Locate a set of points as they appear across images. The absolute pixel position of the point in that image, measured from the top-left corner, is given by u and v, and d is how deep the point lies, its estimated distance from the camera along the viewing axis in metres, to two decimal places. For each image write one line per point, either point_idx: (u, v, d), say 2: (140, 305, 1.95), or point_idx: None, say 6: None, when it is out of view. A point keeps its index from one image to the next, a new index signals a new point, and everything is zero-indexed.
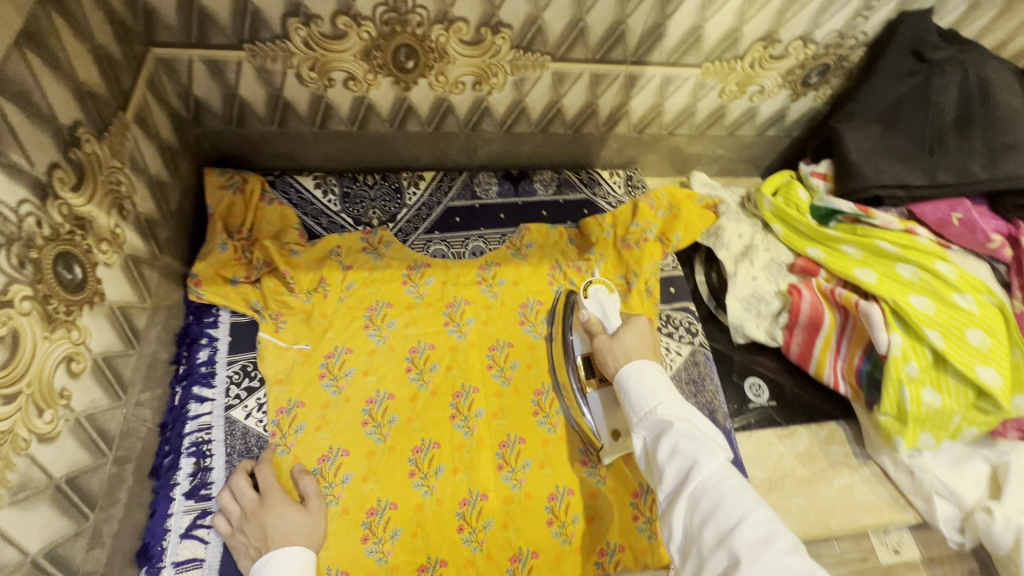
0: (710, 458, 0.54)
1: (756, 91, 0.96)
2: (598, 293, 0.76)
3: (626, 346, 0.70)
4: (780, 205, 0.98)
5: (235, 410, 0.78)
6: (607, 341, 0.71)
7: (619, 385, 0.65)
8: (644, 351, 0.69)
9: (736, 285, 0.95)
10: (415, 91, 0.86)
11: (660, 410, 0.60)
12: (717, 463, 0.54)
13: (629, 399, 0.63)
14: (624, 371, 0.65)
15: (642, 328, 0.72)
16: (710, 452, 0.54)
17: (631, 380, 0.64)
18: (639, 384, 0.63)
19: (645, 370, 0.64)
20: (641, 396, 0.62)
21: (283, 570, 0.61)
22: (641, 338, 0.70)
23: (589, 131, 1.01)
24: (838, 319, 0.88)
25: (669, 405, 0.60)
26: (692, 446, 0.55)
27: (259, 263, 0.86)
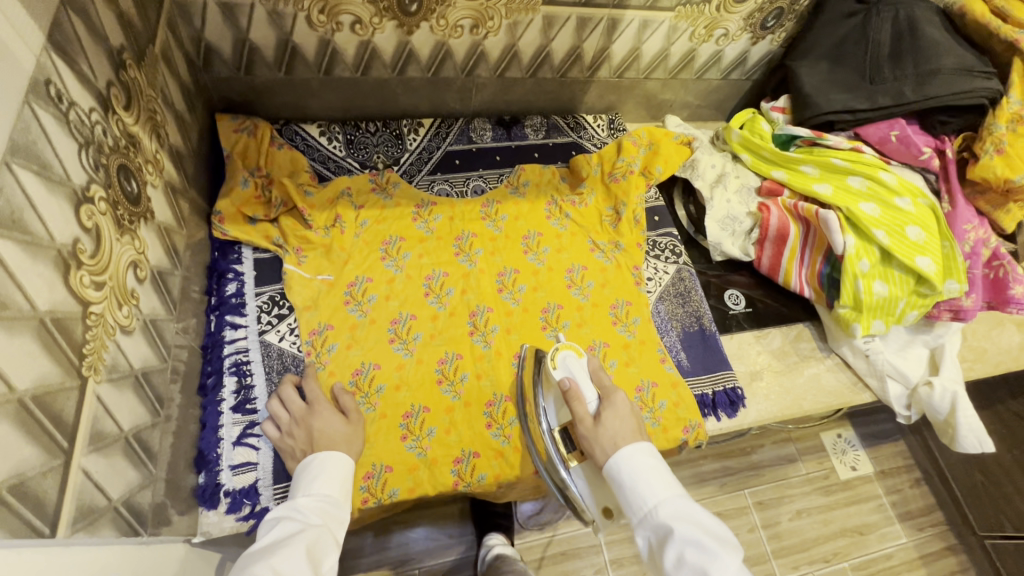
0: (720, 568, 0.52)
1: (722, 35, 1.08)
2: (568, 360, 0.77)
3: (608, 421, 0.68)
4: (747, 136, 1.09)
5: (268, 334, 0.84)
6: (588, 424, 0.69)
7: (612, 478, 0.64)
8: (636, 436, 0.66)
9: (714, 208, 1.06)
10: (417, 35, 0.92)
11: (660, 512, 0.59)
12: (729, 568, 0.52)
13: (625, 494, 0.62)
14: (615, 460, 0.64)
15: (621, 407, 0.70)
16: (719, 562, 0.52)
17: (625, 473, 0.63)
18: (634, 481, 0.62)
19: (639, 453, 0.64)
20: (638, 494, 0.61)
21: (326, 468, 0.68)
22: (621, 413, 0.69)
23: (574, 77, 1.10)
24: (802, 231, 1.01)
25: (668, 504, 0.59)
26: (699, 558, 0.53)
27: (277, 202, 0.92)
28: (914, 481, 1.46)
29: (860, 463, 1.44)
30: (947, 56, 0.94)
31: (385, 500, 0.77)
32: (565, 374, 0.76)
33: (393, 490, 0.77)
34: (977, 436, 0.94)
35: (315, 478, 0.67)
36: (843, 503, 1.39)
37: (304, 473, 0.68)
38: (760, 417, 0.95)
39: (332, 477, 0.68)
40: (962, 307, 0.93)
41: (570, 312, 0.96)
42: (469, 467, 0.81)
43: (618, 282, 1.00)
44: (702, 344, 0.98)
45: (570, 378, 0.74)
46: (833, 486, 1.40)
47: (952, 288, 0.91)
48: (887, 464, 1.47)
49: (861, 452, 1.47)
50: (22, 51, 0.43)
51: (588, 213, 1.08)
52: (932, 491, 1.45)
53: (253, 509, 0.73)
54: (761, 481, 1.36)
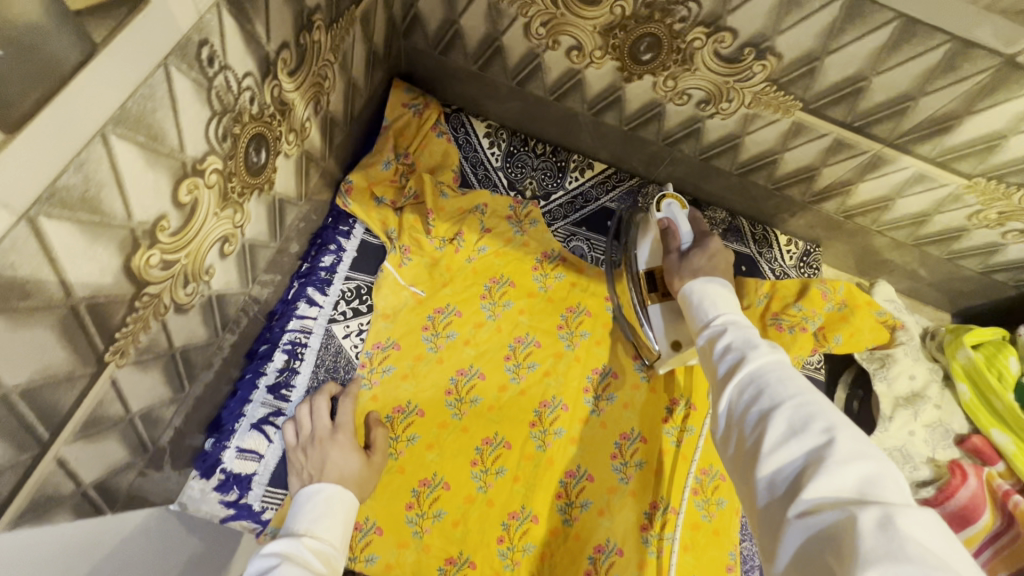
0: (763, 352, 0.48)
1: (1015, 230, 0.79)
2: (672, 206, 0.77)
3: (696, 257, 0.67)
4: (979, 365, 0.81)
5: (336, 325, 0.77)
6: (676, 261, 0.69)
7: (684, 302, 0.63)
8: (716, 272, 0.65)
9: (888, 430, 0.80)
10: (634, 85, 0.77)
11: (720, 319, 0.56)
12: (773, 357, 0.47)
13: (693, 310, 0.61)
14: (688, 286, 0.64)
15: (712, 247, 0.68)
16: (764, 349, 0.48)
17: (694, 296, 0.62)
18: (702, 299, 0.60)
19: (711, 285, 0.62)
20: (705, 308, 0.59)
21: (333, 510, 0.57)
22: (710, 254, 0.67)
23: (789, 194, 0.88)
24: (996, 527, 0.73)
25: (731, 315, 0.56)
26: (744, 344, 0.50)
27: (409, 193, 0.84)
28: None
29: None
30: None
31: (359, 562, 0.67)
32: (665, 215, 0.76)
33: (371, 556, 0.67)
34: None
35: (317, 520, 0.55)
36: None
37: (309, 506, 0.56)
38: None
39: (337, 522, 0.56)
40: None
41: (650, 451, 0.79)
42: (457, 575, 0.68)
43: None
44: None
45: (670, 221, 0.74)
46: None
47: None
48: None
49: None
50: (184, 9, 0.36)
51: None
52: None
53: (238, 499, 0.67)
54: None
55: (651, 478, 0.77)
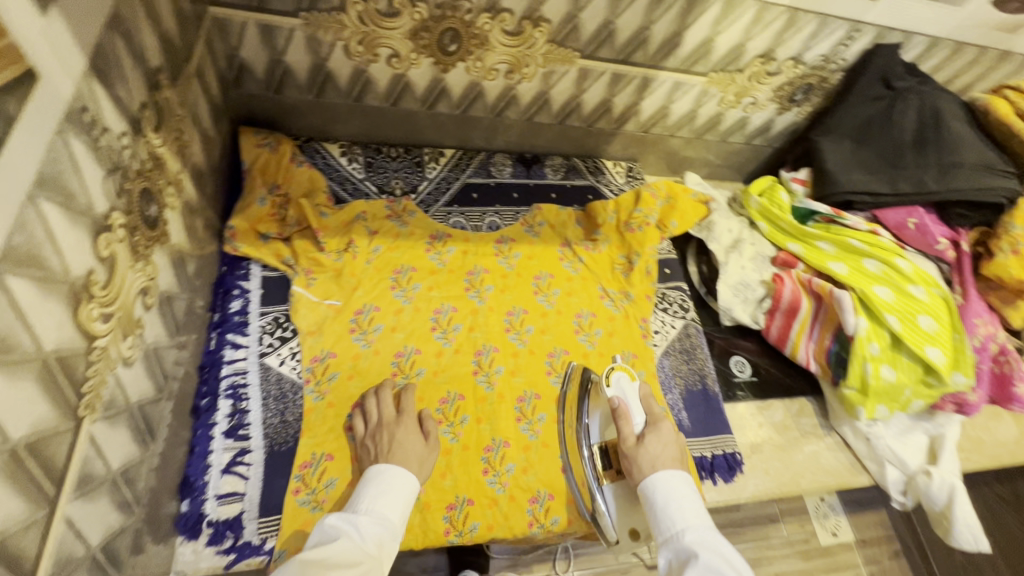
0: None
1: (750, 103, 1.09)
2: (620, 380, 0.83)
3: (651, 444, 0.75)
4: (766, 205, 1.10)
5: (269, 357, 0.81)
6: (632, 444, 0.76)
7: (647, 502, 0.71)
8: (674, 462, 0.73)
9: (728, 272, 1.06)
10: (452, 74, 0.92)
11: (683, 535, 0.65)
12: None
13: (656, 516, 0.69)
14: (651, 482, 0.71)
15: (665, 433, 0.76)
16: None
17: (659, 497, 0.69)
18: (666, 504, 0.68)
19: (676, 483, 0.70)
20: (668, 517, 0.67)
21: (392, 490, 0.68)
22: (663, 436, 0.76)
23: (600, 127, 1.10)
24: (813, 306, 1.00)
25: (694, 531, 0.65)
26: None
27: (292, 221, 0.89)
28: (894, 554, 1.36)
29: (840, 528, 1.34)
30: (970, 151, 0.96)
31: None
32: (616, 394, 0.82)
33: None
34: (973, 533, 0.91)
35: (378, 496, 0.67)
36: (822, 569, 1.29)
37: (375, 483, 0.68)
38: (757, 492, 0.93)
39: (395, 500, 0.68)
40: (967, 401, 0.93)
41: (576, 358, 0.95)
42: (461, 515, 0.78)
43: (625, 333, 0.99)
44: (704, 405, 0.97)
45: (620, 399, 0.81)
46: (811, 551, 1.30)
47: (960, 381, 0.91)
48: (868, 533, 1.37)
49: (842, 517, 1.36)
50: (63, 79, 0.42)
51: (600, 259, 1.07)
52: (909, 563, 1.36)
53: (235, 542, 0.69)
54: (741, 538, 1.31)
55: None
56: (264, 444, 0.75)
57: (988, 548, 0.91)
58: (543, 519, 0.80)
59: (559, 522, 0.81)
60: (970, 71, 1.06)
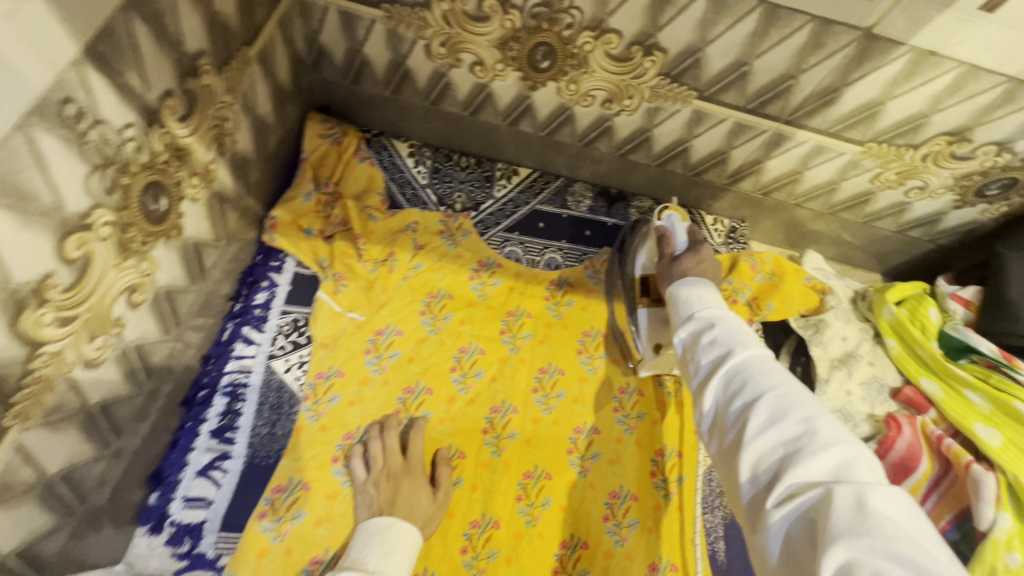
0: (746, 347, 0.50)
1: (916, 187, 0.84)
2: (672, 217, 0.80)
3: (686, 261, 0.70)
4: (903, 319, 0.85)
5: (276, 360, 0.77)
6: (668, 265, 0.72)
7: (671, 296, 0.64)
8: (707, 275, 0.67)
9: (826, 393, 0.83)
10: (540, 92, 0.80)
11: (702, 311, 0.57)
12: (754, 351, 0.50)
13: (677, 304, 0.62)
14: (677, 283, 0.64)
15: (703, 255, 0.70)
16: (748, 344, 0.51)
17: (683, 291, 0.62)
18: (689, 294, 0.62)
19: (699, 283, 0.63)
20: (688, 301, 0.61)
21: (398, 546, 0.59)
22: (703, 259, 0.70)
23: (707, 179, 0.92)
24: (936, 471, 0.75)
25: (714, 308, 0.57)
26: (731, 339, 0.52)
27: (336, 220, 0.85)
28: None
29: None
30: None
31: None
32: (663, 225, 0.79)
33: None
34: None
35: (385, 554, 0.58)
36: None
37: (377, 539, 0.60)
38: None
39: (402, 556, 0.59)
40: None
41: (604, 443, 0.81)
42: None
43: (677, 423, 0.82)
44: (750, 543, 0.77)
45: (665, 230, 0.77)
46: None
47: None
48: None
49: None
50: (36, 70, 0.37)
51: None
52: None
53: (190, 549, 0.66)
54: None
55: (606, 469, 0.79)
56: (246, 453, 0.71)
57: None
58: None
59: None
60: None
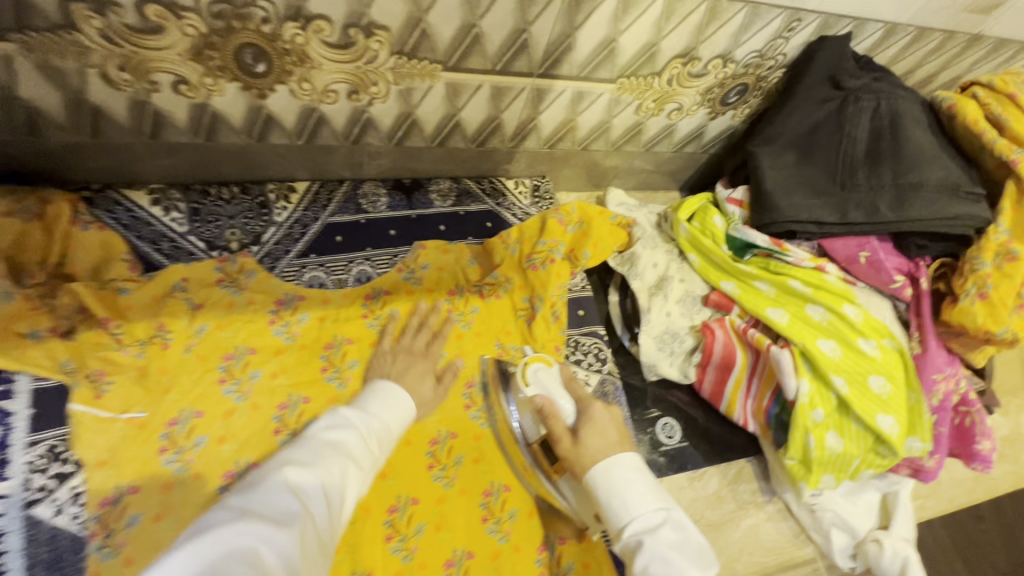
0: None
1: (674, 109, 0.89)
2: (539, 375, 0.71)
3: (586, 436, 0.60)
4: (696, 232, 0.92)
5: (38, 506, 0.61)
6: (569, 441, 0.61)
7: (591, 488, 0.55)
8: (615, 447, 0.57)
9: (650, 321, 0.88)
10: (273, 99, 0.70)
11: (632, 524, 0.50)
12: None
13: (604, 501, 0.53)
14: (594, 475, 0.55)
15: (599, 420, 0.62)
16: None
17: (605, 487, 0.53)
18: (618, 489, 0.53)
19: (619, 472, 0.54)
20: (619, 502, 0.52)
21: (391, 402, 0.64)
22: (601, 426, 0.61)
23: (495, 146, 0.89)
24: (749, 360, 0.84)
25: (643, 519, 0.50)
26: None
27: (67, 311, 0.69)
28: None
29: None
30: (932, 168, 0.78)
31: None
32: (538, 389, 0.70)
33: None
34: None
35: (383, 402, 0.64)
36: None
37: (376, 394, 0.65)
38: None
39: (390, 407, 0.64)
40: (924, 468, 0.79)
41: (465, 443, 0.79)
42: None
43: None
44: None
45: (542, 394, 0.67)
46: None
47: (914, 447, 0.77)
48: None
49: None
50: None
51: (498, 307, 0.90)
52: None
53: None
54: None
55: (475, 469, 0.77)
56: None
57: None
58: None
59: None
60: (933, 59, 0.88)
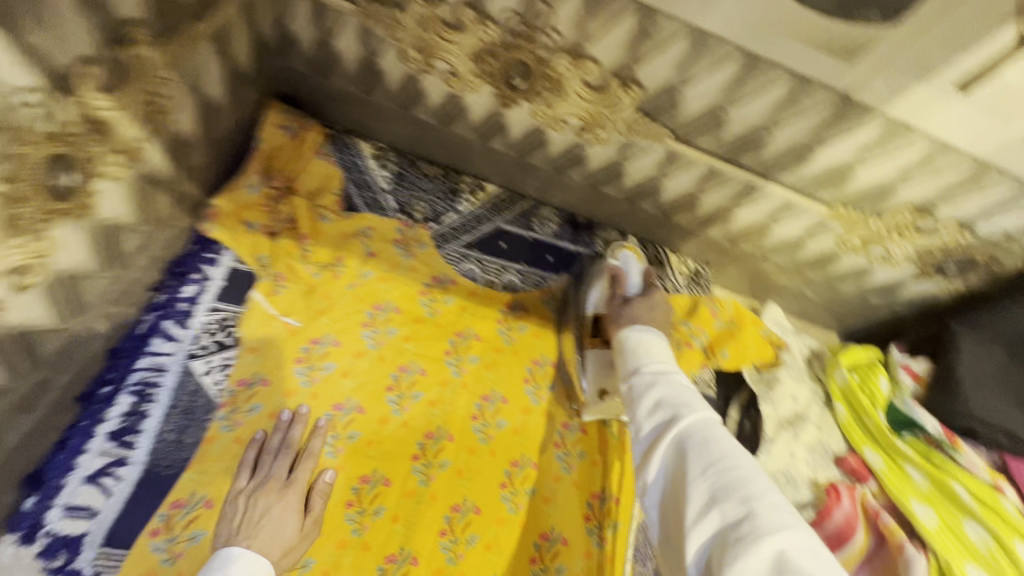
0: (694, 409, 0.51)
1: (878, 254, 0.83)
2: (626, 257, 0.82)
3: (637, 303, 0.73)
4: (853, 386, 0.84)
5: (196, 361, 0.71)
6: (617, 305, 0.75)
7: (620, 350, 0.65)
8: (653, 325, 0.68)
9: (770, 454, 0.81)
10: (514, 111, 0.77)
11: (649, 369, 0.58)
12: (702, 414, 0.50)
13: (627, 356, 0.63)
14: (625, 334, 0.66)
15: (654, 300, 0.74)
16: (694, 406, 0.51)
17: (631, 344, 0.64)
18: (637, 348, 0.63)
19: (646, 335, 0.65)
20: (637, 356, 0.61)
21: (245, 575, 0.55)
22: (651, 302, 0.73)
23: (676, 220, 0.90)
24: (870, 547, 0.72)
25: (660, 364, 0.59)
26: (675, 401, 0.53)
27: (282, 217, 0.80)
28: None
29: None
30: None
31: None
32: (618, 264, 0.81)
33: None
34: None
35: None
36: None
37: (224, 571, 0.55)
38: None
39: None
40: None
41: (540, 479, 0.78)
42: None
43: (615, 468, 0.81)
44: None
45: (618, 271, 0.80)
46: None
47: None
48: None
49: None
50: None
51: None
52: None
53: (63, 565, 0.59)
54: None
55: (540, 506, 0.76)
56: (146, 460, 0.66)
57: None
58: None
59: None
60: None
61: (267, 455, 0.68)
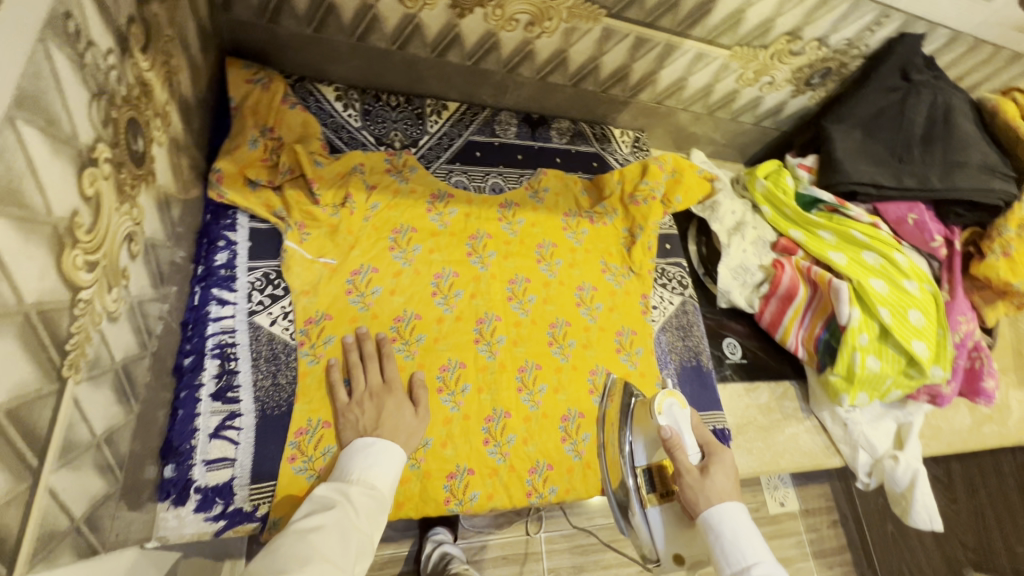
0: None
1: (767, 83, 1.06)
2: (674, 408, 0.69)
3: (716, 476, 0.64)
4: (771, 188, 1.09)
5: (258, 315, 0.75)
6: (694, 476, 0.64)
7: (709, 529, 0.61)
8: (735, 494, 0.63)
9: (729, 256, 1.06)
10: (468, 20, 0.85)
11: (756, 574, 0.57)
12: None
13: (721, 546, 0.60)
14: (721, 515, 0.61)
15: (727, 463, 0.66)
16: None
17: (727, 532, 0.60)
18: (736, 536, 0.60)
19: (739, 518, 0.61)
20: (738, 549, 0.59)
21: (380, 459, 0.65)
22: (726, 467, 0.65)
23: (614, 94, 1.06)
24: (809, 295, 1.01)
25: (763, 568, 0.58)
26: None
27: (284, 168, 0.82)
28: None
29: (788, 500, 1.41)
30: (975, 151, 0.97)
31: (503, 445, 0.80)
32: (670, 423, 0.68)
33: (510, 436, 0.81)
34: (930, 514, 0.95)
35: (369, 465, 0.64)
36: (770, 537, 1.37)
37: (362, 454, 0.65)
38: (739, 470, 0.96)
39: (384, 467, 0.65)
40: (941, 393, 0.98)
41: (577, 331, 0.93)
42: (462, 484, 0.76)
43: (625, 308, 0.98)
44: (697, 380, 0.98)
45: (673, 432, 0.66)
46: (760, 520, 1.38)
47: (937, 374, 0.94)
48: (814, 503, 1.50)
49: (791, 489, 1.43)
50: None
51: (604, 232, 1.04)
52: (846, 533, 1.44)
53: (224, 509, 0.65)
54: None
55: (584, 352, 0.92)
56: (255, 407, 0.70)
57: (941, 529, 0.96)
58: (541, 488, 0.80)
59: (557, 491, 0.81)
60: (979, 70, 1.07)
61: (357, 369, 0.75)
